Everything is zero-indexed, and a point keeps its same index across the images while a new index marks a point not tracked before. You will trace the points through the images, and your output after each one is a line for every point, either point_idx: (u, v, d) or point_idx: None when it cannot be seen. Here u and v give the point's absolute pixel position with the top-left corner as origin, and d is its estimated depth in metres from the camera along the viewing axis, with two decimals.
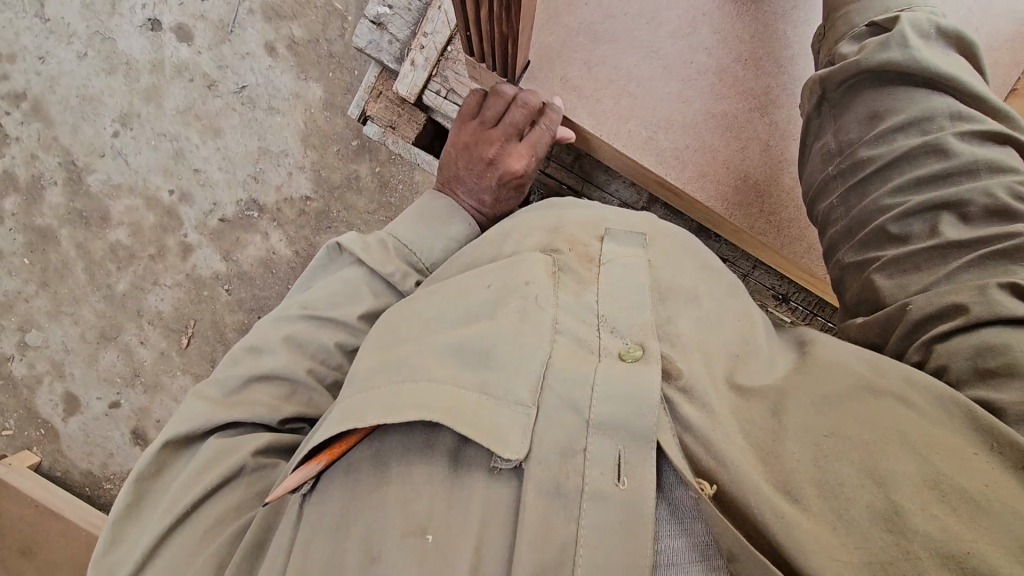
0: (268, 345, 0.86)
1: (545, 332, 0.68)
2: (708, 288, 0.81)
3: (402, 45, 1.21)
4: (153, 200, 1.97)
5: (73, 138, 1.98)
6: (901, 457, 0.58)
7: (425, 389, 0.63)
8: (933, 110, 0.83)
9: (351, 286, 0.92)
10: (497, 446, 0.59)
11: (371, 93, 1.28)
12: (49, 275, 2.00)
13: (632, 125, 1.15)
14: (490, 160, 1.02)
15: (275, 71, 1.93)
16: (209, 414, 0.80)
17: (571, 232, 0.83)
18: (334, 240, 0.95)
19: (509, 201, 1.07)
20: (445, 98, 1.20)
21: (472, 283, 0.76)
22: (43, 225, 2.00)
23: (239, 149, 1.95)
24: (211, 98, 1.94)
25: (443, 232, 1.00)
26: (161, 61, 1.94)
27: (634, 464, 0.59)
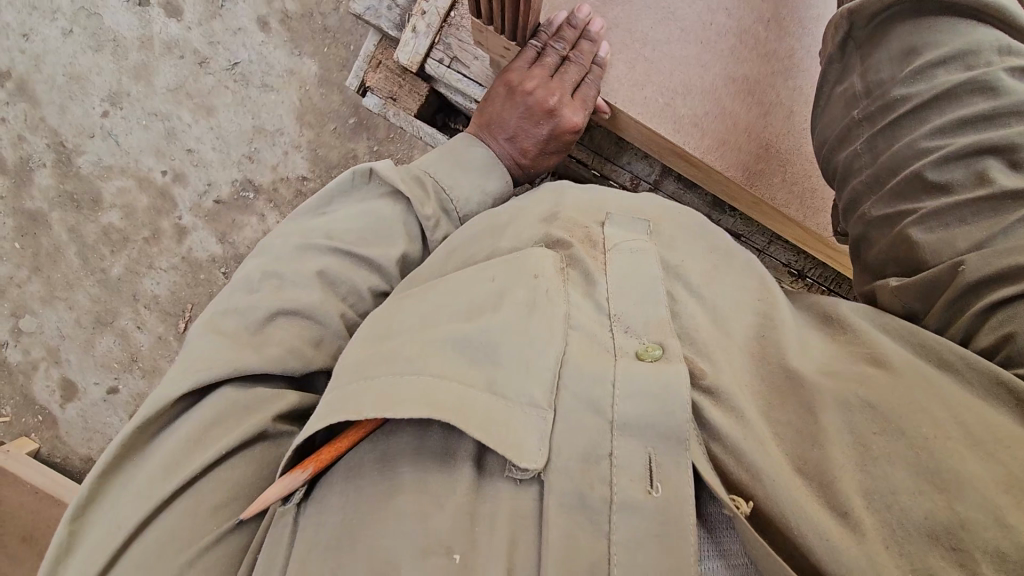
0: (300, 276, 0.79)
1: (559, 327, 0.65)
2: (723, 272, 0.80)
3: (402, 11, 1.16)
4: (145, 181, 1.93)
5: (61, 118, 1.92)
6: (960, 454, 0.57)
7: (428, 386, 0.58)
8: (978, 45, 0.79)
9: (382, 221, 0.87)
10: (508, 452, 0.56)
11: (370, 63, 1.23)
12: (41, 260, 1.96)
13: (648, 91, 1.10)
14: (550, 108, 0.99)
15: (268, 47, 1.88)
16: (230, 354, 0.71)
17: (570, 218, 0.82)
18: (366, 164, 0.89)
19: (549, 153, 1.05)
20: (448, 67, 1.15)
21: (469, 279, 0.71)
22: (32, 209, 1.95)
23: (233, 129, 1.90)
24: (202, 75, 1.89)
25: (477, 180, 0.96)
26: (150, 38, 1.89)
27: (663, 466, 0.58)
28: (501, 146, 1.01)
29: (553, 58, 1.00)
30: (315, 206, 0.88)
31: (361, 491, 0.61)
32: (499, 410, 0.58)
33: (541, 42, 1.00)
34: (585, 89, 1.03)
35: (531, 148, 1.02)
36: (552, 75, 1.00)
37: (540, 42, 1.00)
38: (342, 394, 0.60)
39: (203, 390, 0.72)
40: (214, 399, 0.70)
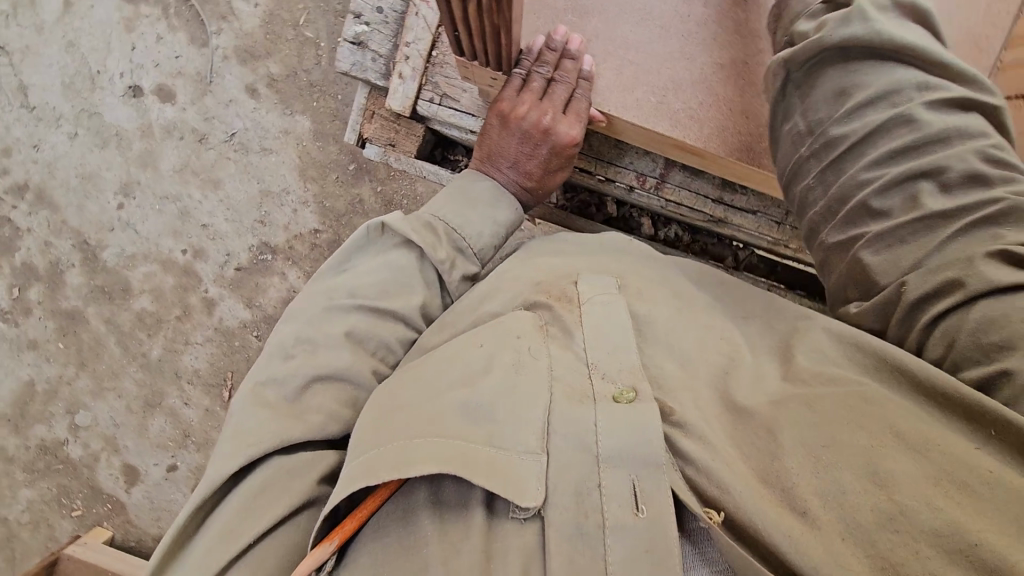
0: (326, 337, 0.82)
1: (542, 378, 0.71)
2: (676, 309, 0.86)
3: (386, 60, 1.20)
4: (168, 263, 1.99)
5: (81, 217, 2.00)
6: (898, 456, 0.64)
7: (434, 448, 0.65)
8: (901, 85, 0.85)
9: (403, 273, 0.89)
10: (514, 495, 0.63)
11: (364, 115, 1.25)
12: (85, 355, 2.03)
13: (639, 94, 1.10)
14: (545, 129, 1.02)
15: (261, 112, 1.94)
16: (275, 425, 0.74)
17: (548, 283, 0.86)
18: (377, 219, 0.90)
19: (553, 171, 1.08)
20: (440, 104, 1.18)
21: (461, 342, 0.77)
22: (68, 307, 2.02)
23: (241, 197, 1.96)
24: (204, 151, 1.96)
25: (486, 213, 0.98)
26: (149, 126, 1.97)
27: (649, 492, 0.64)
28: (506, 175, 1.04)
29: (539, 83, 1.03)
30: (337, 263, 0.90)
31: (381, 543, 0.68)
32: (501, 459, 0.65)
33: (525, 68, 1.03)
34: (575, 102, 1.04)
35: (536, 169, 1.05)
36: (541, 99, 1.03)
37: (524, 67, 1.03)
38: (358, 463, 0.66)
39: (251, 466, 0.73)
40: (266, 467, 0.73)
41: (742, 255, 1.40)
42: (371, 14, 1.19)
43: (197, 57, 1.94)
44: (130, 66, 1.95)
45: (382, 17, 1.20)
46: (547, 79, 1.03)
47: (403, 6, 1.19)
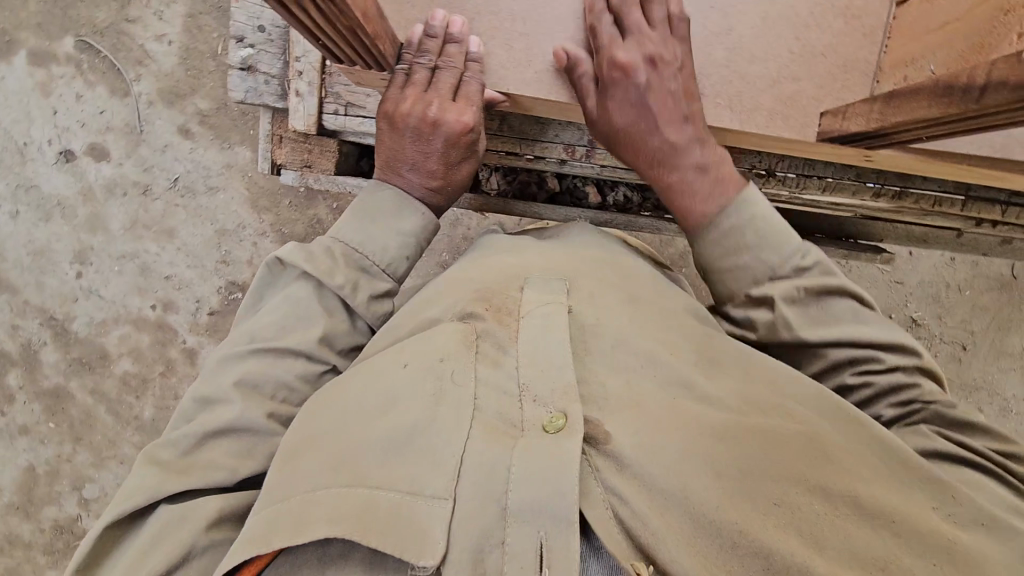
0: (217, 391, 0.72)
1: (465, 409, 0.64)
2: (616, 300, 0.79)
3: (281, 80, 0.92)
4: (140, 321, 1.96)
5: (42, 294, 1.96)
6: (849, 526, 0.63)
7: (334, 503, 0.59)
8: (831, 361, 0.80)
9: (300, 307, 0.76)
10: (405, 553, 0.56)
11: (271, 142, 0.96)
12: (78, 429, 1.99)
13: (537, 66, 0.83)
14: (432, 123, 0.78)
15: (199, 151, 1.88)
16: (161, 485, 0.68)
17: (492, 285, 0.78)
18: (273, 254, 0.79)
19: (463, 166, 0.83)
20: (348, 115, 0.92)
21: (388, 361, 0.70)
22: (51, 385, 1.99)
23: (198, 241, 1.91)
24: (151, 202, 1.91)
25: (387, 226, 0.80)
26: (89, 189, 1.91)
27: (558, 550, 0.56)
28: (408, 178, 0.82)
29: (422, 74, 0.79)
30: (252, 306, 0.80)
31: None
32: (403, 504, 0.59)
33: (406, 62, 0.79)
34: (465, 87, 0.80)
35: (438, 168, 0.82)
36: (425, 91, 0.79)
37: (404, 64, 0.79)
38: (262, 518, 0.61)
39: (150, 503, 0.68)
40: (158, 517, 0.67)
41: None
42: (250, 33, 0.91)
43: (121, 108, 1.88)
44: (57, 131, 1.89)
45: (265, 34, 0.92)
46: (432, 68, 0.79)
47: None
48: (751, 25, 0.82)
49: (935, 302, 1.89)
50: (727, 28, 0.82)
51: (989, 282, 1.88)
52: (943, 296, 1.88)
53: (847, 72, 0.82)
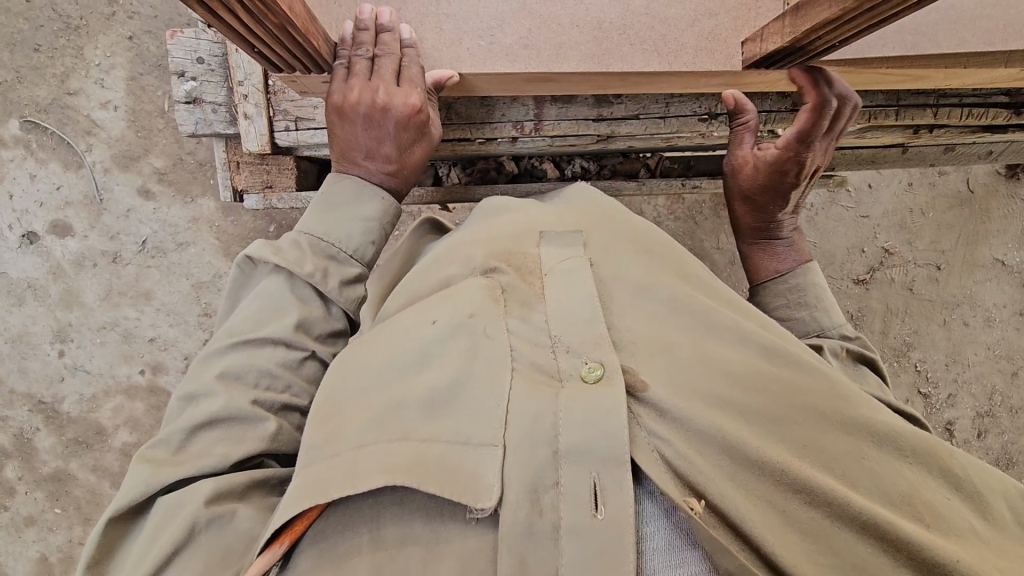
0: (200, 387, 0.72)
1: (502, 360, 0.66)
2: (630, 251, 0.82)
3: (227, 105, 0.94)
4: (131, 389, 1.94)
5: (27, 380, 1.93)
6: (877, 466, 0.65)
7: (386, 453, 0.60)
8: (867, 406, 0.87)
9: (273, 299, 0.77)
10: (466, 495, 0.57)
11: (229, 168, 0.99)
12: (86, 509, 1.95)
13: (467, 44, 0.83)
14: (380, 112, 0.80)
15: (162, 210, 1.89)
16: (158, 478, 0.67)
17: (506, 248, 0.80)
18: (242, 254, 0.79)
19: (414, 146, 0.86)
20: (299, 129, 0.93)
21: (414, 321, 0.72)
22: (52, 471, 1.95)
23: (177, 298, 1.91)
24: (122, 268, 1.90)
25: (348, 213, 0.82)
26: (58, 267, 1.90)
27: (610, 489, 0.57)
28: (365, 166, 0.85)
29: (363, 64, 0.80)
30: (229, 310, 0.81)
31: (323, 553, 0.59)
32: (453, 454, 0.60)
33: (345, 58, 0.80)
34: (406, 70, 0.80)
35: (393, 152, 0.85)
36: (369, 82, 0.80)
37: (342, 59, 0.80)
38: (312, 472, 0.61)
39: (148, 498, 0.67)
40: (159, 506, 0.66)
41: (654, 160, 1.15)
42: (191, 66, 0.92)
43: (77, 181, 1.87)
44: (15, 215, 1.87)
45: (205, 65, 0.93)
46: (371, 59, 0.80)
47: (223, 43, 0.93)
48: None
49: (902, 229, 1.94)
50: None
51: (949, 201, 1.94)
52: (909, 222, 1.94)
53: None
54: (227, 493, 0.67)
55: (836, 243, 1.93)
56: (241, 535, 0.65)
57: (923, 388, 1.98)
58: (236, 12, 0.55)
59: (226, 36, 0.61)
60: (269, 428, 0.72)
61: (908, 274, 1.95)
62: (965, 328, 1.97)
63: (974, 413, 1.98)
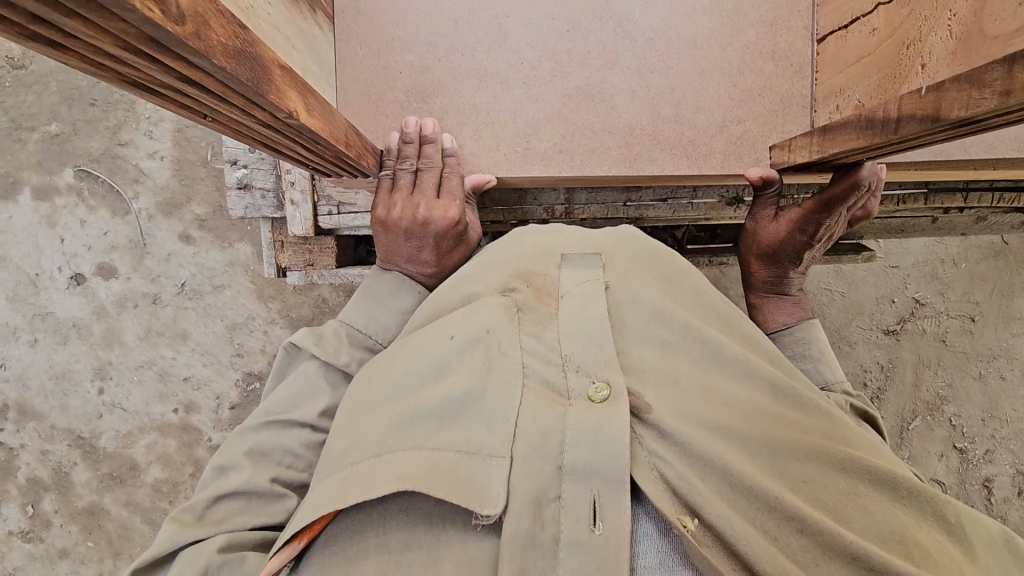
0: (230, 459, 0.75)
1: (513, 377, 0.66)
2: (647, 274, 0.81)
3: (276, 191, 0.99)
4: (165, 426, 2.00)
5: (68, 416, 2.00)
6: (869, 506, 0.64)
7: (400, 462, 0.60)
8: None
9: (309, 381, 0.81)
10: (469, 501, 0.56)
11: (275, 247, 1.03)
12: (117, 544, 2.00)
13: (506, 149, 0.89)
14: (419, 222, 0.85)
15: (201, 254, 1.97)
16: (177, 533, 0.69)
17: (526, 268, 0.80)
18: (288, 339, 0.84)
19: (453, 252, 0.91)
20: (341, 213, 0.98)
21: (434, 334, 0.73)
22: (86, 504, 2.00)
23: (211, 339, 1.98)
24: (161, 310, 1.98)
25: (388, 305, 0.86)
26: (102, 307, 1.99)
27: (610, 504, 0.56)
28: (404, 269, 0.90)
29: (407, 176, 0.87)
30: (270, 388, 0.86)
31: (333, 556, 0.60)
32: (462, 464, 0.59)
33: (389, 168, 0.87)
34: (446, 182, 0.87)
35: (432, 258, 0.88)
36: (412, 192, 0.87)
37: (388, 170, 0.87)
38: (333, 480, 0.62)
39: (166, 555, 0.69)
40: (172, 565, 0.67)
41: (681, 233, 1.16)
42: (243, 155, 0.98)
43: (124, 227, 1.97)
44: (65, 258, 1.97)
45: (257, 153, 0.99)
46: (414, 171, 0.87)
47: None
48: (691, 80, 0.87)
49: (934, 280, 1.91)
50: (668, 87, 0.87)
51: (981, 252, 1.91)
52: (940, 273, 1.91)
53: (785, 107, 0.87)
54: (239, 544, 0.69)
55: (865, 293, 1.91)
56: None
57: (959, 443, 1.91)
58: (298, 150, 0.63)
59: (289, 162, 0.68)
60: (288, 504, 0.74)
61: (940, 325, 1.92)
62: (1001, 381, 1.92)
63: (1012, 471, 1.91)
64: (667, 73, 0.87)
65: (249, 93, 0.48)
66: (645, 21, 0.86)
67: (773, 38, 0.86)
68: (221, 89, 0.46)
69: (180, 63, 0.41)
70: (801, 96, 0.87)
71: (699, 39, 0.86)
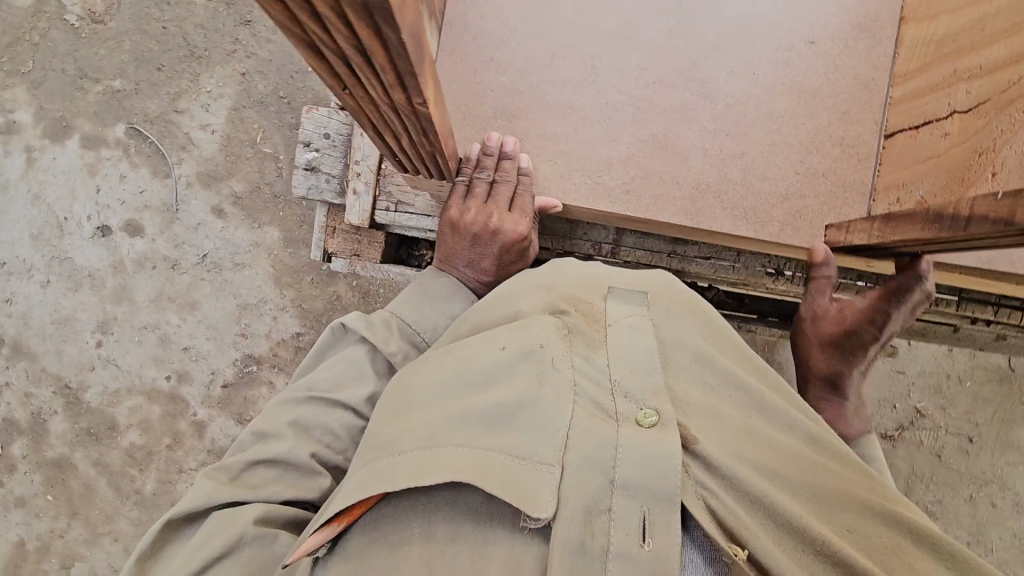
0: (275, 426, 0.84)
1: (566, 393, 0.70)
2: (693, 318, 0.86)
3: (340, 179, 1.07)
4: (154, 392, 1.98)
5: (60, 363, 1.99)
6: (907, 553, 0.69)
7: (452, 456, 0.64)
8: None
9: (352, 367, 0.89)
10: (523, 504, 0.60)
11: (326, 231, 1.12)
12: (76, 503, 1.95)
13: (574, 180, 0.98)
14: (489, 230, 0.94)
15: (230, 230, 1.99)
16: (217, 492, 0.78)
17: (574, 294, 0.85)
18: (338, 320, 0.93)
19: (513, 263, 1.00)
20: (397, 211, 1.05)
21: (485, 343, 0.77)
22: (55, 456, 1.97)
23: (219, 314, 1.98)
24: (178, 276, 1.99)
25: (440, 308, 0.95)
26: (121, 262, 2.00)
27: (659, 523, 0.61)
28: (462, 272, 0.99)
29: (482, 186, 0.96)
30: (313, 364, 0.94)
31: (378, 535, 0.65)
32: (510, 466, 0.63)
33: (467, 175, 0.96)
34: (519, 198, 0.96)
35: (492, 266, 0.98)
36: (486, 202, 0.96)
37: (465, 177, 0.95)
38: (382, 464, 0.66)
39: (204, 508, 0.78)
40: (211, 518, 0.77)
41: (711, 294, 1.21)
42: (317, 140, 1.08)
43: (161, 189, 2.00)
44: (96, 208, 2.00)
45: (330, 140, 1.08)
46: (490, 182, 0.96)
47: (350, 125, 1.08)
48: (760, 150, 0.96)
49: (938, 394, 1.91)
50: (738, 152, 0.96)
51: (987, 374, 1.90)
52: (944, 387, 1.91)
53: (845, 194, 0.96)
54: (272, 517, 0.78)
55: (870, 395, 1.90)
56: (278, 551, 0.76)
57: None
58: (404, 139, 0.68)
59: (380, 147, 0.73)
60: (321, 483, 0.83)
61: (936, 440, 1.91)
62: (992, 509, 1.90)
63: None
64: (738, 138, 0.96)
65: (404, 73, 0.51)
66: (726, 88, 0.96)
67: (843, 125, 0.96)
68: (383, 66, 0.50)
69: (370, 33, 0.45)
70: (861, 183, 0.95)
71: (775, 114, 0.96)
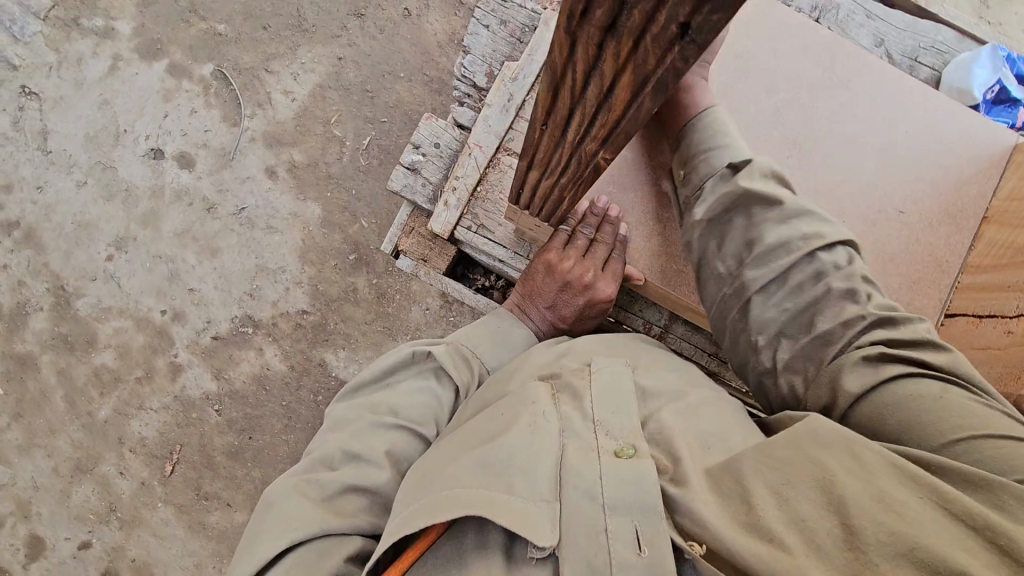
0: (369, 451, 0.84)
1: (552, 437, 0.71)
2: (662, 368, 0.88)
3: (435, 187, 1.25)
4: (143, 320, 1.95)
5: (65, 264, 1.97)
6: (848, 483, 0.59)
7: (461, 494, 0.66)
8: None
9: (437, 404, 0.93)
10: (529, 532, 0.62)
11: (403, 229, 1.29)
12: (26, 404, 1.91)
13: (661, 260, 1.11)
14: (584, 283, 1.06)
15: (275, 193, 2.01)
16: (316, 519, 0.76)
17: (565, 365, 0.88)
18: (423, 347, 0.96)
19: (588, 319, 1.11)
20: (477, 233, 1.19)
21: (488, 416, 0.78)
22: (22, 351, 1.93)
23: (236, 268, 1.97)
24: (209, 220, 2.00)
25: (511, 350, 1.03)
26: (161, 189, 2.01)
27: (651, 533, 0.61)
28: (542, 313, 1.08)
29: (582, 240, 1.08)
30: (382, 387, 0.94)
31: None
32: (511, 500, 0.64)
33: (571, 226, 1.09)
34: (612, 262, 1.08)
35: (571, 315, 1.08)
36: (583, 256, 1.07)
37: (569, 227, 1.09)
38: (402, 516, 0.68)
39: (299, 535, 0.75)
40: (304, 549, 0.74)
41: None
42: (427, 147, 1.25)
43: (225, 134, 2.05)
44: (156, 131, 2.03)
45: (437, 150, 1.26)
46: (590, 240, 1.08)
47: (460, 143, 1.25)
48: None
49: None
50: None
51: None
52: None
53: None
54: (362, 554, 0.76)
55: None
56: None
57: None
58: (559, 179, 0.75)
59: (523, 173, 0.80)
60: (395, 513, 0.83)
61: None
62: None
63: None
64: None
65: (617, 134, 0.59)
66: None
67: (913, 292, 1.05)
68: (605, 123, 0.57)
69: (624, 100, 0.53)
70: None
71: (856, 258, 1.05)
